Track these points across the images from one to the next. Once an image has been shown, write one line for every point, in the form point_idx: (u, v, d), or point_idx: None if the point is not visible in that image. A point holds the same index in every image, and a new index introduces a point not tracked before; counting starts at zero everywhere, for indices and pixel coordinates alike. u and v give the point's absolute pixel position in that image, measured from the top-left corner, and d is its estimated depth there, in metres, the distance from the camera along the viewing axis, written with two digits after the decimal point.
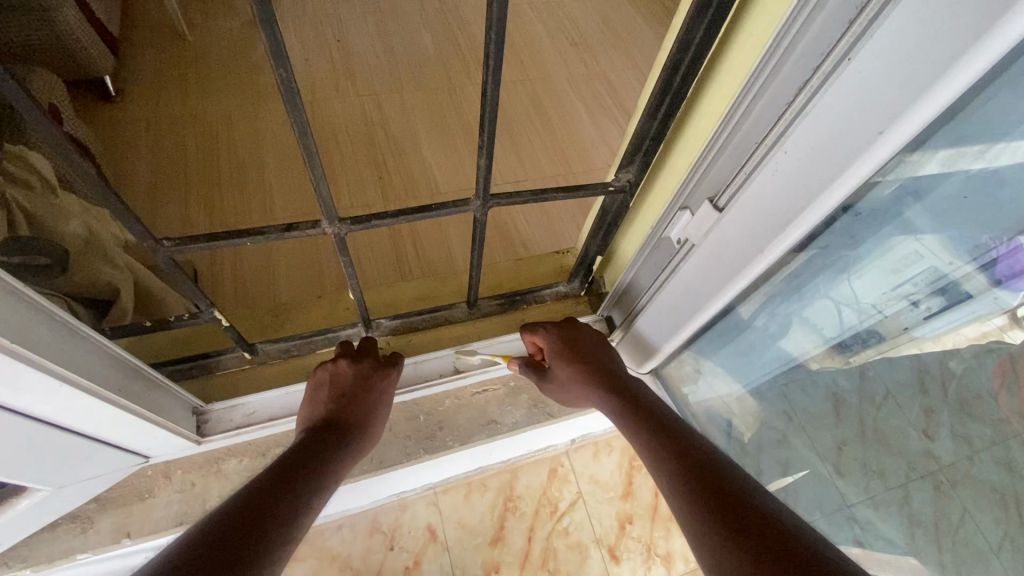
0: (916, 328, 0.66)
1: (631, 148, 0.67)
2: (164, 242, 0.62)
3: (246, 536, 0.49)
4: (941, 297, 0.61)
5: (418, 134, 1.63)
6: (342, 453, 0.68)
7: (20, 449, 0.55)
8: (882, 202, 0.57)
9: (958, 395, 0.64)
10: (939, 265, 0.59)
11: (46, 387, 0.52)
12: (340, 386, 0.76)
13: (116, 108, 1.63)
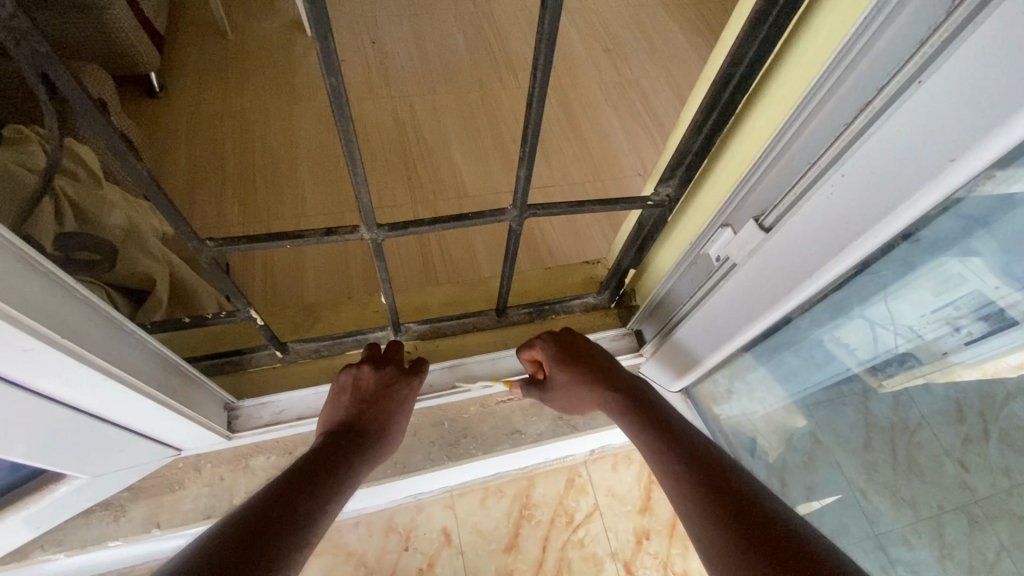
0: (951, 355, 0.62)
1: (673, 162, 0.66)
2: (208, 242, 0.63)
3: (261, 541, 0.49)
4: (986, 322, 0.57)
5: (447, 136, 1.64)
6: (360, 460, 0.68)
7: (61, 437, 0.57)
8: (946, 234, 0.54)
9: (1001, 433, 0.59)
10: (985, 290, 0.55)
11: (92, 381, 0.53)
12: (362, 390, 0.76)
13: (159, 104, 1.68)
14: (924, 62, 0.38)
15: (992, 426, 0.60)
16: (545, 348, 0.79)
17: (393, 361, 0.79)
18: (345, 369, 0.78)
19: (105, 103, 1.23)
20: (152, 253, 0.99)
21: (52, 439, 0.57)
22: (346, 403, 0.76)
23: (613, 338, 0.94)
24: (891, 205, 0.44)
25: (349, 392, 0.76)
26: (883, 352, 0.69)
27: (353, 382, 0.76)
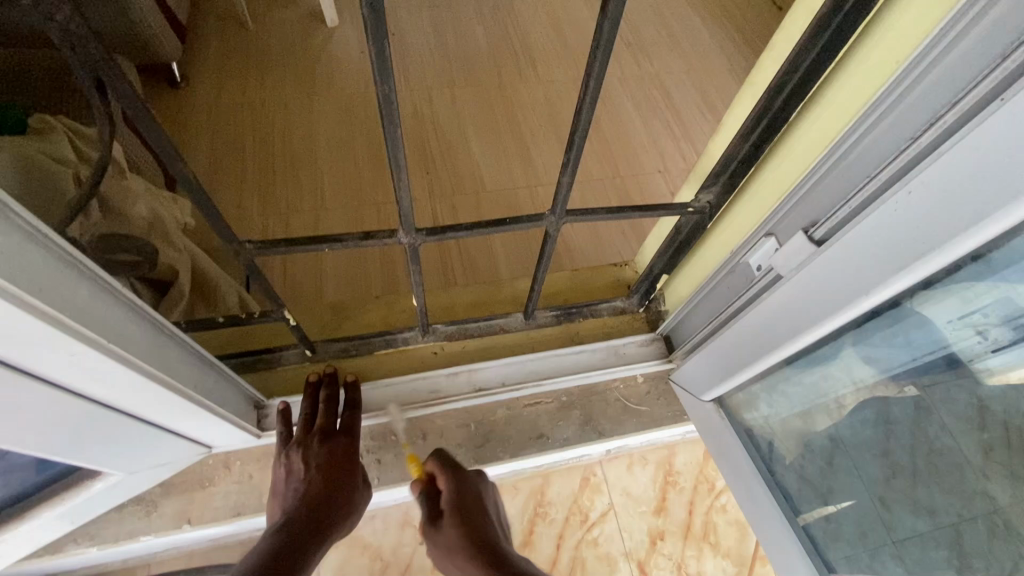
0: (975, 363, 0.57)
1: (717, 169, 0.65)
2: (246, 244, 0.61)
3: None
4: (1012, 329, 0.53)
5: (467, 131, 1.63)
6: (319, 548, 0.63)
7: (100, 434, 0.57)
8: (1008, 255, 0.49)
9: (1015, 431, 0.54)
10: (1015, 298, 0.51)
11: (134, 383, 0.53)
12: (319, 470, 0.72)
13: (182, 95, 1.68)
14: (1004, 78, 0.37)
15: (1014, 429, 0.54)
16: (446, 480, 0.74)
17: (351, 443, 0.77)
18: (296, 448, 0.75)
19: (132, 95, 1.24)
20: (175, 244, 1.00)
21: (89, 436, 0.57)
22: (295, 490, 0.71)
23: (641, 343, 0.94)
24: (959, 228, 0.42)
25: (302, 474, 0.72)
26: (908, 363, 0.63)
27: (304, 464, 0.73)
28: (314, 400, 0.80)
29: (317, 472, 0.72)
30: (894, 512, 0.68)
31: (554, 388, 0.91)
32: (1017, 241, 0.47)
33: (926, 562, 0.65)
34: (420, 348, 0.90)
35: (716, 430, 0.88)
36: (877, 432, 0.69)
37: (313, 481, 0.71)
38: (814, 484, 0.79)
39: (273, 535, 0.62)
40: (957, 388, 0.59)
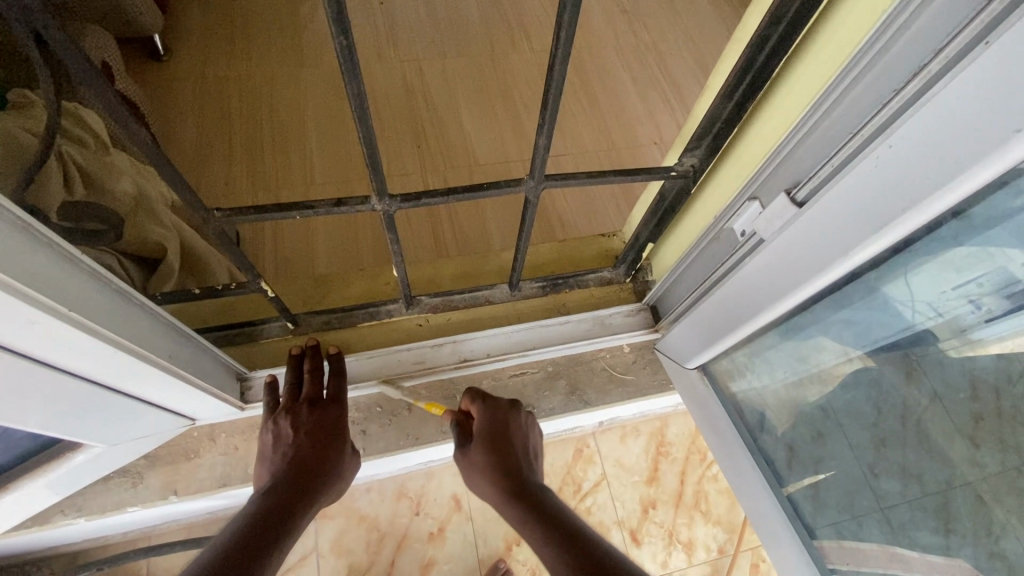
0: (969, 333, 0.55)
1: (701, 131, 0.64)
2: (216, 211, 0.59)
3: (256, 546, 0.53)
4: (1008, 300, 0.51)
5: (458, 102, 1.59)
6: (301, 517, 0.63)
7: (76, 406, 0.57)
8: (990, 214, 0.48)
9: (1008, 410, 0.53)
10: (1014, 269, 0.49)
11: (102, 353, 0.53)
12: (307, 436, 0.72)
13: (165, 68, 1.63)
14: (988, 22, 0.35)
15: (1007, 407, 0.53)
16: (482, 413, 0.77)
17: (340, 413, 0.77)
18: (285, 413, 0.74)
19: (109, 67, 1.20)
20: (161, 220, 0.98)
21: (65, 409, 0.56)
22: (282, 454, 0.71)
23: (628, 313, 0.94)
24: (945, 178, 0.40)
25: (289, 437, 0.72)
26: (897, 331, 0.62)
27: (292, 430, 0.72)
28: (298, 370, 0.79)
29: (305, 438, 0.72)
30: (882, 479, 0.68)
31: (541, 357, 0.91)
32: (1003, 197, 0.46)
33: (915, 530, 0.65)
34: (405, 320, 0.89)
35: (699, 397, 0.90)
36: (868, 397, 0.69)
37: (301, 446, 0.71)
38: (801, 452, 0.80)
39: (262, 497, 0.63)
40: (949, 361, 0.59)
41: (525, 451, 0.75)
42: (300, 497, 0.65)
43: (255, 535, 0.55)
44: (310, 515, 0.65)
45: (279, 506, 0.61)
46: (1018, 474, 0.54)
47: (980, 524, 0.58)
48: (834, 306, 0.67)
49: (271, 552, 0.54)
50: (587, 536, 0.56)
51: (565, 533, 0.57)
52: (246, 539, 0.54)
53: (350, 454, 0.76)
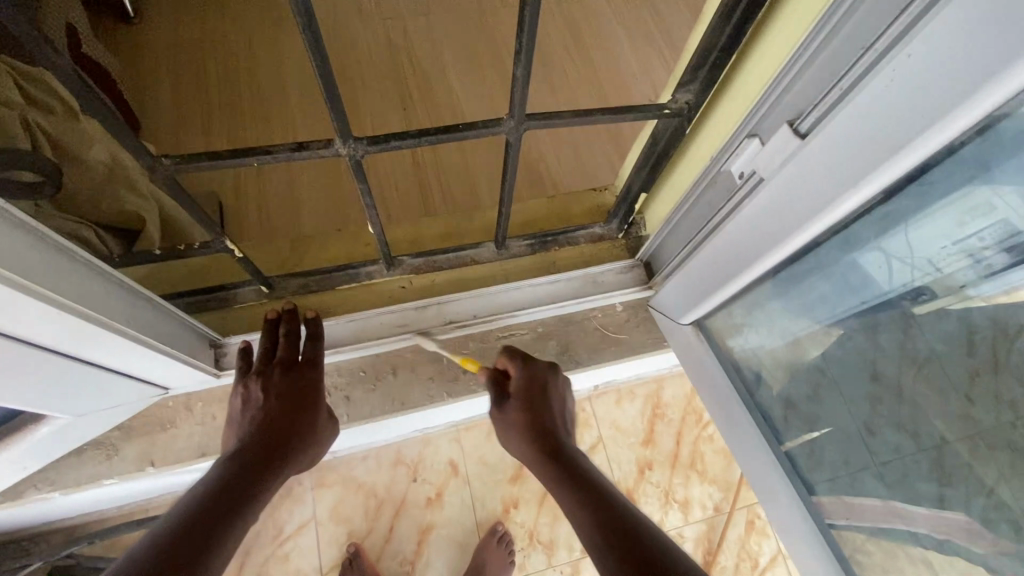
0: (967, 289, 0.52)
1: (697, 61, 0.58)
2: (164, 159, 0.59)
3: (208, 522, 0.51)
4: (1009, 254, 0.47)
5: (444, 59, 1.46)
6: (266, 486, 0.60)
7: (36, 376, 0.54)
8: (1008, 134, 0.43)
9: (1004, 360, 0.50)
10: (1015, 220, 0.46)
11: (55, 317, 0.49)
12: (275, 399, 0.69)
13: (134, 28, 1.48)
14: None
15: (1003, 359, 0.50)
16: (521, 376, 0.73)
17: (315, 375, 0.73)
18: (255, 377, 0.71)
19: (75, 32, 1.01)
20: (138, 189, 0.91)
21: (25, 379, 0.53)
22: (252, 417, 0.68)
23: (620, 270, 0.90)
24: (965, 92, 0.35)
25: (259, 400, 0.69)
26: (898, 284, 0.59)
27: (262, 394, 0.69)
28: (274, 336, 0.75)
29: (274, 401, 0.69)
30: (877, 435, 0.65)
31: (529, 318, 0.88)
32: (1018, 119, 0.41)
33: (909, 484, 0.63)
34: (388, 282, 0.86)
35: (694, 355, 0.87)
36: (864, 351, 0.65)
37: (270, 410, 0.68)
38: (799, 408, 0.77)
39: (224, 466, 0.60)
40: (946, 314, 0.55)
41: (562, 417, 0.73)
42: (268, 463, 0.62)
43: (213, 506, 0.53)
44: (278, 482, 0.63)
45: (244, 473, 0.59)
46: (1013, 430, 0.51)
47: (975, 477, 0.56)
48: (837, 252, 0.63)
49: (226, 526, 0.51)
50: (633, 516, 0.54)
51: (612, 509, 0.55)
52: (203, 511, 0.52)
53: (327, 419, 0.73)
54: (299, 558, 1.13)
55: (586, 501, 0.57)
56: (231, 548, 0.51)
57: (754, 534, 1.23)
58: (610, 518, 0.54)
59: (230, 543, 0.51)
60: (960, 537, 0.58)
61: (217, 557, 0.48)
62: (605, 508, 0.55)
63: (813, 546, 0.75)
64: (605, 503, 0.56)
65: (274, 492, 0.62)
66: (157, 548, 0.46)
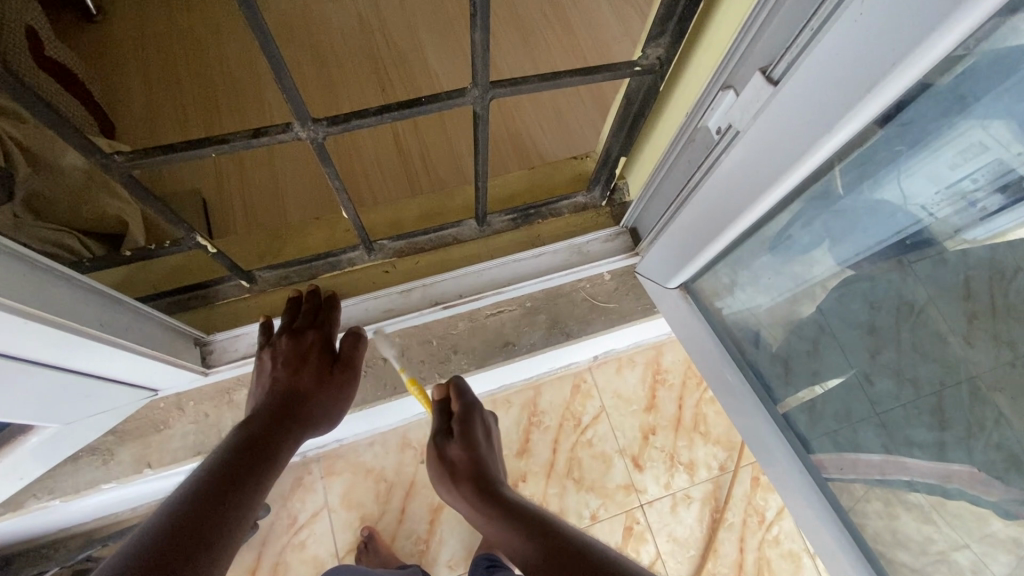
0: (963, 234, 0.51)
1: (662, 14, 0.56)
2: (116, 156, 0.58)
3: (231, 480, 0.53)
4: (1004, 194, 0.47)
5: (418, 34, 1.41)
6: (285, 445, 0.63)
7: (19, 389, 0.54)
8: (976, 73, 0.44)
9: (1002, 304, 0.50)
10: (1006, 158, 0.45)
11: (20, 327, 0.48)
12: (285, 366, 0.71)
13: (99, 28, 1.42)
14: None
15: (1000, 304, 0.50)
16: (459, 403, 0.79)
17: (325, 334, 0.75)
18: (266, 348, 0.74)
19: (29, 28, 0.97)
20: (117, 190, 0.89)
21: (8, 393, 0.53)
22: (264, 386, 0.71)
23: (605, 239, 0.88)
24: (932, 20, 0.35)
25: (270, 370, 0.72)
26: (897, 233, 0.57)
27: (272, 363, 0.72)
28: (294, 311, 0.77)
29: (281, 367, 0.71)
30: (878, 384, 0.65)
31: (515, 294, 0.87)
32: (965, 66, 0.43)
33: (911, 430, 0.62)
34: (370, 267, 0.85)
35: (683, 317, 0.86)
36: (864, 307, 0.64)
37: (280, 377, 0.71)
38: (800, 363, 0.75)
39: (240, 429, 0.63)
40: (944, 264, 0.54)
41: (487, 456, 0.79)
42: (286, 423, 0.66)
43: (239, 461, 0.57)
44: (294, 445, 0.66)
45: (264, 434, 0.62)
46: (1012, 368, 0.50)
47: (976, 426, 0.55)
48: (821, 202, 0.63)
49: (246, 485, 0.54)
50: (571, 536, 0.56)
51: (542, 530, 0.58)
52: (228, 463, 0.56)
53: (344, 375, 0.75)
54: (314, 545, 1.15)
55: (522, 525, 0.60)
56: (264, 493, 0.56)
57: (759, 490, 1.23)
58: (541, 538, 0.57)
59: (260, 490, 0.55)
60: (967, 485, 0.58)
61: (244, 504, 0.52)
62: (538, 535, 0.57)
63: (811, 496, 0.75)
64: (540, 528, 0.58)
65: (292, 453, 0.65)
66: (191, 494, 0.50)
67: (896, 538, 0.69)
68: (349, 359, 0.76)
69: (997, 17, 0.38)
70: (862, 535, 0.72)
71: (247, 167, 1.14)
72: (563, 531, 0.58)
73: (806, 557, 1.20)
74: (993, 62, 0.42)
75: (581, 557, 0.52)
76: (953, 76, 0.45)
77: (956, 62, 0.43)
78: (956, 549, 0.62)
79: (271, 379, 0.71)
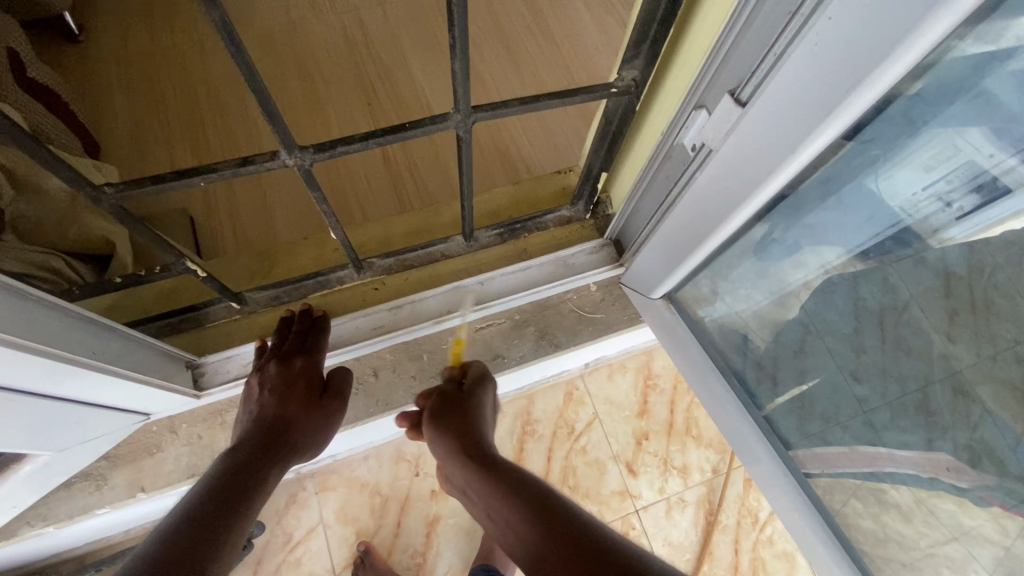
0: (943, 235, 0.54)
1: (636, 37, 0.58)
2: (106, 189, 0.59)
3: (217, 509, 0.53)
4: (978, 195, 0.49)
5: (404, 50, 1.43)
6: (271, 472, 0.63)
7: (18, 421, 0.55)
8: (936, 88, 0.47)
9: (981, 298, 0.53)
10: (978, 160, 0.48)
11: (20, 361, 0.50)
12: (272, 393, 0.71)
13: (84, 51, 1.42)
14: None
15: (981, 297, 0.53)
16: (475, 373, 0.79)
17: (313, 362, 0.75)
18: (254, 372, 0.74)
19: (17, 56, 0.99)
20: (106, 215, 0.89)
21: (9, 424, 0.54)
22: (251, 413, 0.71)
23: (590, 251, 0.91)
24: (888, 45, 0.37)
25: (257, 397, 0.72)
26: (874, 237, 0.60)
27: (259, 389, 0.72)
28: (284, 332, 0.78)
29: (269, 394, 0.71)
30: (861, 385, 0.67)
31: (505, 308, 0.89)
32: (924, 82, 0.46)
33: (893, 430, 0.64)
34: (360, 285, 0.86)
35: (667, 324, 0.88)
36: (845, 312, 0.67)
37: (267, 404, 0.71)
38: (786, 368, 0.77)
39: (226, 457, 0.63)
40: (924, 263, 0.57)
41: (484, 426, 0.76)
42: (272, 450, 0.66)
43: (227, 488, 0.57)
44: (284, 471, 0.66)
45: (250, 461, 0.62)
46: (993, 363, 0.53)
47: (957, 418, 0.57)
48: (797, 211, 0.65)
49: (233, 514, 0.54)
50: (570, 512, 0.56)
51: (541, 505, 0.58)
52: (215, 491, 0.56)
53: (333, 402, 0.75)
54: (311, 562, 1.14)
55: (518, 498, 0.59)
56: (251, 522, 0.56)
57: (751, 491, 1.25)
58: (543, 517, 0.56)
59: (248, 519, 0.55)
60: (943, 476, 0.60)
61: (233, 533, 0.52)
62: (539, 513, 0.56)
63: (798, 497, 0.77)
64: (534, 503, 0.58)
65: (280, 480, 0.65)
66: (177, 525, 0.50)
67: (883, 536, 0.71)
68: (340, 388, 0.77)
69: (959, 32, 0.41)
70: (849, 532, 0.74)
71: (236, 187, 1.15)
72: (561, 512, 0.56)
73: (799, 555, 1.21)
74: (959, 71, 0.45)
75: (579, 538, 0.52)
76: (916, 90, 0.47)
77: (915, 79, 0.46)
78: (941, 544, 0.64)
79: (257, 407, 0.71)
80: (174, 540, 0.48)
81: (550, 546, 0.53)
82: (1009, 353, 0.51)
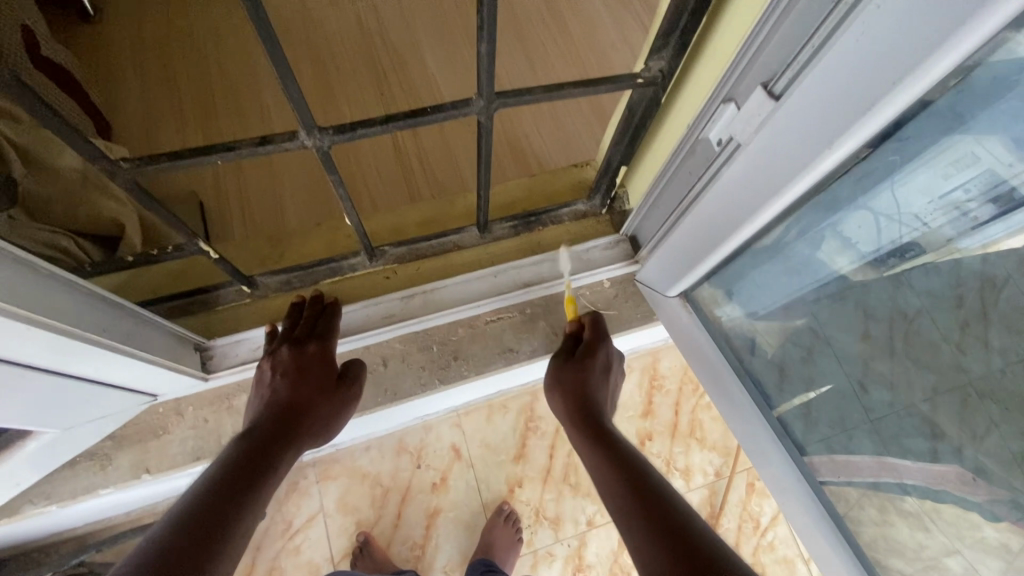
0: (955, 243, 0.52)
1: (666, 28, 0.58)
2: (122, 162, 0.58)
3: (233, 491, 0.53)
4: (994, 206, 0.48)
5: (418, 37, 1.41)
6: (285, 454, 0.63)
7: (31, 397, 0.55)
8: (970, 92, 0.45)
9: (995, 311, 0.50)
10: (997, 170, 0.46)
11: (39, 336, 0.50)
12: (284, 377, 0.71)
13: (98, 31, 1.42)
14: None
15: (992, 310, 0.50)
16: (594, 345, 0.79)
17: (326, 347, 0.75)
18: (268, 355, 0.73)
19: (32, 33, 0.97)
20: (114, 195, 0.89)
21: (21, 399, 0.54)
22: (262, 397, 0.70)
23: (605, 247, 0.90)
24: (933, 41, 0.36)
25: (269, 380, 0.71)
26: (886, 244, 0.59)
27: (272, 372, 0.71)
28: (296, 317, 0.78)
29: (282, 378, 0.71)
30: (872, 394, 0.65)
31: (516, 300, 0.87)
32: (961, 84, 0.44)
33: (905, 438, 0.63)
34: (370, 273, 0.86)
35: (681, 324, 0.88)
36: (858, 317, 0.65)
37: (279, 387, 0.70)
38: (796, 372, 0.76)
39: (240, 438, 0.62)
40: (936, 271, 0.55)
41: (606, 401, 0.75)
42: (285, 431, 0.65)
43: (241, 470, 0.56)
44: (296, 455, 0.65)
45: (263, 443, 0.61)
46: (1003, 375, 0.51)
47: (968, 432, 0.55)
48: (822, 213, 0.63)
49: (246, 498, 0.53)
50: (642, 472, 0.59)
51: (628, 470, 0.60)
52: (227, 474, 0.55)
53: (347, 387, 0.75)
54: (311, 550, 1.14)
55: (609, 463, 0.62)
56: (263, 504, 0.55)
57: (754, 495, 1.24)
58: (627, 481, 0.58)
59: (260, 501, 0.55)
60: (957, 488, 0.58)
61: (242, 520, 0.51)
62: (626, 475, 0.59)
63: (806, 502, 0.76)
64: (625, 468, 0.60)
65: (292, 464, 0.64)
66: (191, 509, 0.49)
67: (891, 545, 0.69)
68: (355, 374, 0.77)
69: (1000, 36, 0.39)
70: (857, 539, 0.73)
71: (247, 171, 1.14)
72: (641, 473, 0.59)
73: (800, 562, 1.20)
74: (996, 79, 0.43)
75: (651, 497, 0.54)
76: (950, 95, 0.46)
77: (955, 80, 0.44)
78: (950, 555, 0.62)
79: (269, 393, 0.70)
80: (193, 522, 0.48)
81: (631, 506, 0.54)
82: (1018, 368, 0.49)
